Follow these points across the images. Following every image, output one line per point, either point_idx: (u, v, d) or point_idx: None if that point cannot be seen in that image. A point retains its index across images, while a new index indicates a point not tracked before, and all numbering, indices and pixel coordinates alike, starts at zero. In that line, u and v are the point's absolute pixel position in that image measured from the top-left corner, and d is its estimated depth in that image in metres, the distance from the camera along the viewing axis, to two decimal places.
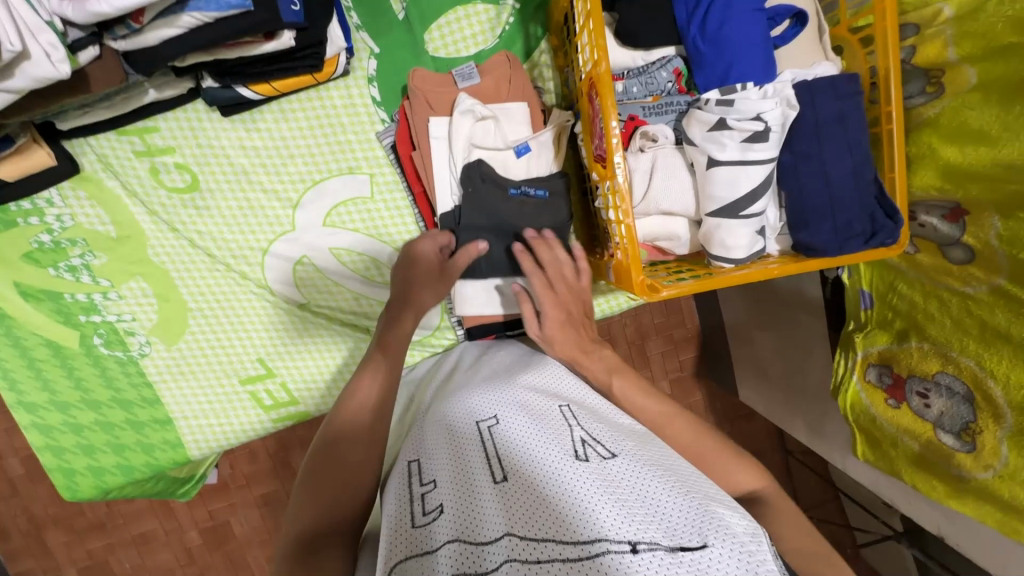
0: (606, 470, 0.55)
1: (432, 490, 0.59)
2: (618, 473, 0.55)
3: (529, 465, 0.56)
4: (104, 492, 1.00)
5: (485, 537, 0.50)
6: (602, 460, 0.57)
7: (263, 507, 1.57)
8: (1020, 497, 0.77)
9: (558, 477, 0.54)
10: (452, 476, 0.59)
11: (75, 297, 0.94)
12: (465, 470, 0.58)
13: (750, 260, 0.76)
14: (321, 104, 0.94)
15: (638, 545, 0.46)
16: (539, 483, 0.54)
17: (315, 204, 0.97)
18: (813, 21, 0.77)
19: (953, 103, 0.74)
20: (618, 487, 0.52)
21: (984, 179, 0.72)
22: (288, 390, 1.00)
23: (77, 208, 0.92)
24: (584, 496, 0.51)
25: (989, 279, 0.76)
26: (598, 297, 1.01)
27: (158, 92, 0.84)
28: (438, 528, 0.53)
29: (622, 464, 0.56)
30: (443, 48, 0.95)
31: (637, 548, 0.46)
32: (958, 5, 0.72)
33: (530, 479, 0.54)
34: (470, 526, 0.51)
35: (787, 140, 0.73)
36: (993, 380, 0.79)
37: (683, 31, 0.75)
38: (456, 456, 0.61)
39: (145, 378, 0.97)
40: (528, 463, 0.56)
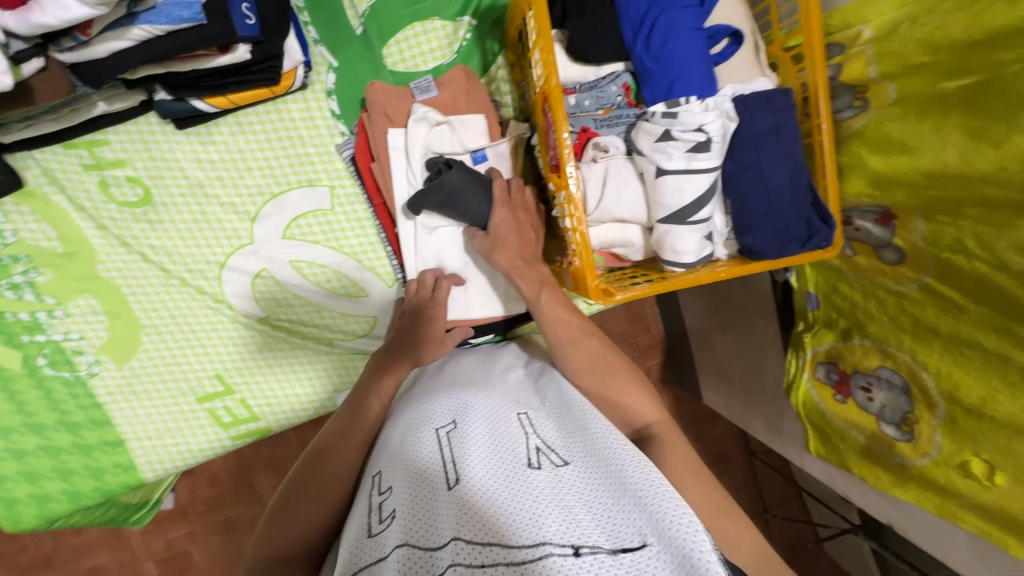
0: (557, 478, 0.56)
1: (390, 501, 0.59)
2: (569, 481, 0.55)
3: (483, 473, 0.57)
4: (50, 521, 0.95)
5: (435, 543, 0.50)
6: (555, 468, 0.58)
7: (224, 533, 1.52)
8: (955, 482, 0.82)
9: (509, 484, 0.54)
10: (409, 486, 0.59)
11: (18, 316, 0.90)
12: (421, 480, 0.59)
13: (700, 265, 0.80)
14: (279, 117, 0.94)
15: (580, 547, 0.46)
16: (490, 489, 0.54)
17: (275, 217, 0.96)
18: (752, 37, 0.81)
19: (876, 116, 0.80)
20: (566, 494, 0.53)
21: (907, 185, 0.78)
22: (249, 407, 0.98)
23: (20, 224, 0.88)
24: (532, 503, 0.51)
25: (918, 278, 0.82)
26: None
27: (108, 105, 0.83)
28: (390, 536, 0.53)
29: (573, 472, 0.57)
30: (401, 63, 0.96)
31: (579, 552, 0.46)
32: (876, 27, 0.77)
33: (483, 485, 0.55)
34: (421, 534, 0.52)
35: (729, 149, 0.77)
36: (927, 372, 0.84)
37: (630, 48, 0.79)
38: (414, 468, 0.61)
39: (94, 400, 0.94)
40: (483, 471, 0.57)
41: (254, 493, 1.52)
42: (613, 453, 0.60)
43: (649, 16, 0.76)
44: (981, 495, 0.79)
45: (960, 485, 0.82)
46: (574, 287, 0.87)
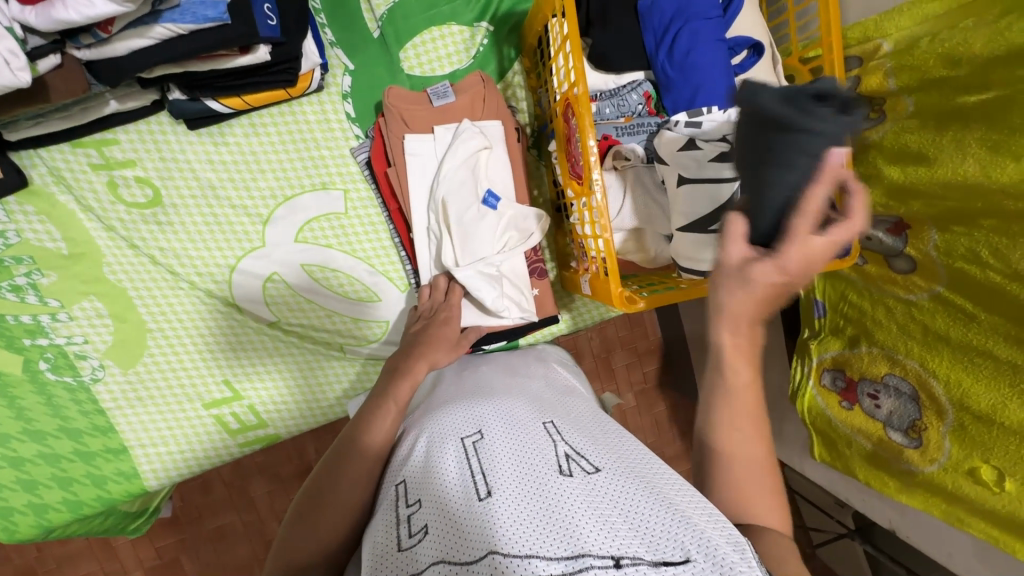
0: (591, 485, 0.55)
1: (416, 510, 0.57)
2: (604, 488, 0.55)
3: (515, 481, 0.56)
4: (47, 531, 0.92)
5: (472, 556, 0.49)
6: (586, 476, 0.57)
7: (217, 542, 1.48)
8: (963, 488, 0.84)
9: (543, 494, 0.54)
10: (436, 495, 0.58)
11: (19, 319, 0.87)
12: (448, 489, 0.57)
13: None
14: (293, 119, 0.92)
15: (622, 560, 0.47)
16: (525, 501, 0.54)
17: (287, 220, 0.94)
18: (770, 51, 0.83)
19: (894, 127, 0.82)
20: (602, 502, 0.53)
21: (923, 196, 0.80)
22: (256, 412, 0.96)
23: (24, 224, 0.86)
24: (570, 513, 0.51)
25: (929, 287, 0.84)
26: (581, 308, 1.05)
27: (120, 103, 0.81)
28: (422, 549, 0.52)
29: (606, 480, 0.56)
30: (418, 67, 0.96)
31: (621, 564, 0.47)
32: (895, 41, 0.80)
33: (516, 497, 0.54)
34: (455, 545, 0.51)
35: None
36: (935, 380, 0.86)
37: (652, 58, 0.80)
38: (439, 477, 0.60)
39: (97, 406, 0.91)
40: (514, 482, 0.56)
41: (248, 500, 1.49)
42: (642, 465, 0.61)
43: (673, 26, 0.77)
44: (989, 501, 0.81)
45: (968, 490, 0.83)
46: (591, 295, 0.87)
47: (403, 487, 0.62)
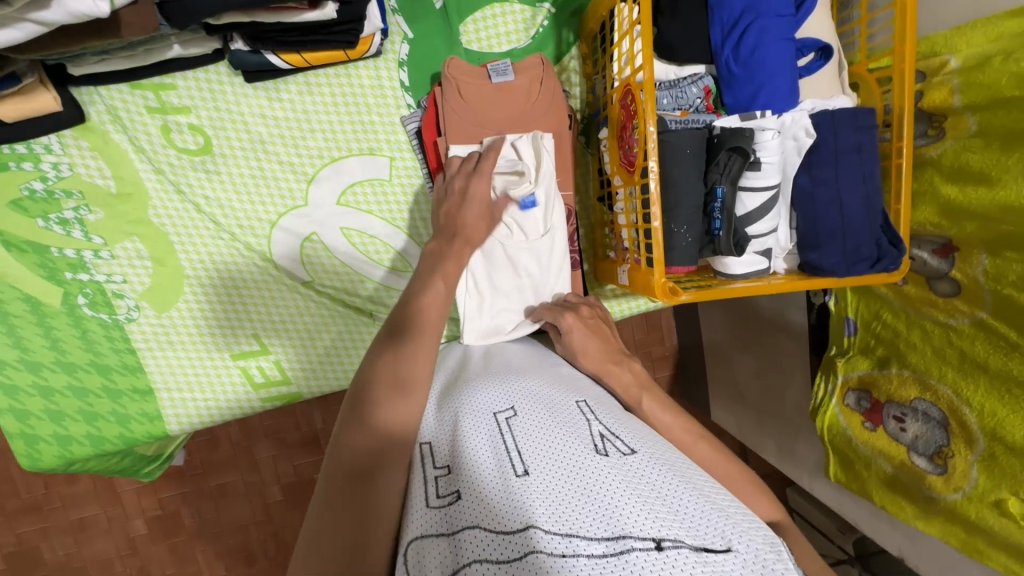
0: (628, 468, 0.55)
1: (448, 476, 0.57)
2: (639, 470, 0.55)
3: (550, 459, 0.56)
4: (67, 463, 0.94)
5: (510, 527, 0.49)
6: (622, 456, 0.57)
7: (218, 497, 1.50)
8: (987, 519, 0.83)
9: (578, 471, 0.54)
10: (471, 464, 0.57)
11: (63, 252, 0.88)
12: (482, 460, 0.57)
13: (756, 277, 0.81)
14: (348, 82, 0.93)
15: (663, 542, 0.47)
16: (561, 478, 0.54)
17: (331, 181, 0.95)
18: (836, 56, 0.82)
19: (954, 145, 0.80)
20: (640, 486, 0.53)
21: (979, 218, 0.78)
22: (281, 369, 0.97)
23: (77, 158, 0.87)
24: (607, 496, 0.51)
25: (972, 312, 0.82)
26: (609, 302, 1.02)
27: (184, 49, 0.82)
28: (458, 514, 0.52)
29: (642, 462, 0.56)
30: (476, 42, 0.95)
31: (662, 546, 0.47)
32: (965, 58, 0.77)
33: (554, 474, 0.54)
34: (493, 516, 0.50)
35: (806, 163, 0.76)
36: (969, 407, 0.85)
37: (717, 52, 0.79)
38: (473, 444, 0.59)
39: (129, 345, 0.92)
40: (550, 460, 0.56)
41: (254, 459, 1.50)
42: (678, 452, 0.61)
43: (743, 21, 0.76)
44: (1013, 534, 0.80)
45: (993, 522, 0.82)
46: (628, 284, 0.86)
47: (433, 451, 0.62)
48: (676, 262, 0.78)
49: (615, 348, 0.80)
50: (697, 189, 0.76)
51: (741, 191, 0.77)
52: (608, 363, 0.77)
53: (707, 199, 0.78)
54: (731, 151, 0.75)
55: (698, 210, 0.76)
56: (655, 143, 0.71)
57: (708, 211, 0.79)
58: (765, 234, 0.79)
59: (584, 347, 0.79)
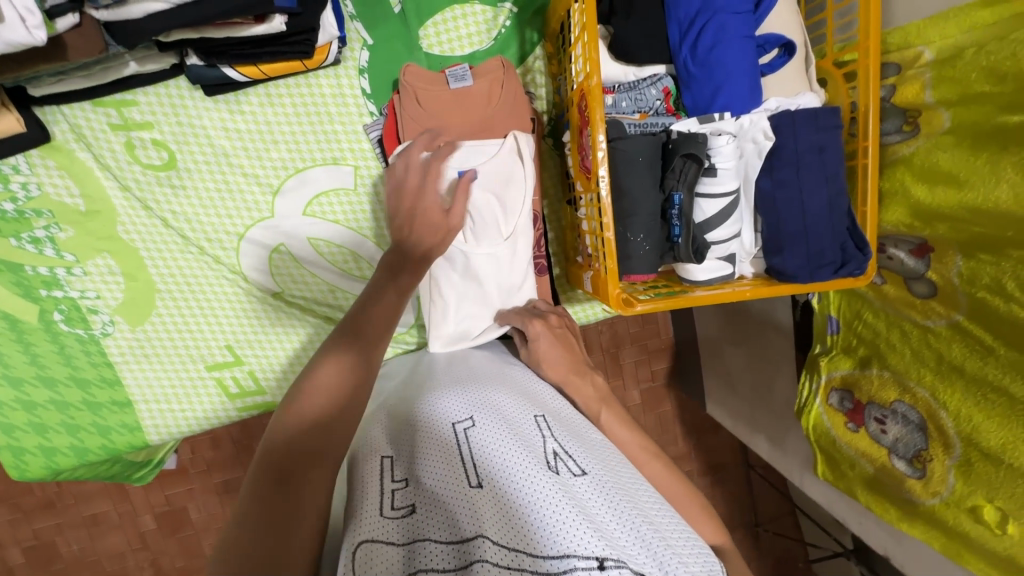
0: (578, 486, 0.55)
1: (404, 488, 0.57)
2: (588, 491, 0.55)
3: (501, 474, 0.55)
4: (56, 473, 0.97)
5: (458, 538, 0.49)
6: (572, 476, 0.57)
7: (221, 494, 1.55)
8: (964, 525, 0.81)
9: (528, 487, 0.54)
10: (428, 476, 0.57)
11: (37, 270, 0.90)
12: (439, 471, 0.56)
13: (721, 283, 0.79)
14: (309, 92, 0.92)
15: (605, 561, 0.46)
16: (510, 495, 0.53)
17: (296, 191, 0.95)
18: (803, 50, 0.78)
19: (926, 144, 0.76)
20: (588, 505, 0.53)
21: (949, 219, 0.75)
22: (256, 378, 0.98)
23: (44, 178, 0.88)
24: (556, 509, 0.51)
25: (949, 314, 0.79)
26: (575, 306, 1.02)
27: (140, 66, 0.82)
28: (410, 527, 0.51)
29: (591, 483, 0.56)
30: (438, 45, 0.94)
31: (604, 565, 0.46)
32: (938, 50, 0.73)
33: (506, 489, 0.54)
34: (444, 527, 0.50)
35: (766, 166, 0.74)
36: (946, 412, 0.82)
37: (675, 52, 0.76)
38: (430, 456, 0.59)
39: (106, 358, 0.94)
40: (504, 473, 0.55)
41: (254, 458, 1.54)
42: (629, 476, 0.61)
43: (699, 19, 0.73)
44: (990, 540, 0.78)
45: (969, 528, 0.80)
46: (593, 292, 0.85)
47: (390, 462, 0.61)
48: (635, 270, 0.76)
49: (578, 359, 0.81)
50: (653, 196, 0.74)
51: (700, 197, 0.75)
52: (569, 373, 0.78)
53: (665, 205, 0.76)
54: (685, 157, 0.72)
55: (656, 217, 0.75)
56: (605, 153, 0.70)
57: (668, 217, 0.76)
58: (727, 239, 0.77)
59: (547, 357, 0.80)
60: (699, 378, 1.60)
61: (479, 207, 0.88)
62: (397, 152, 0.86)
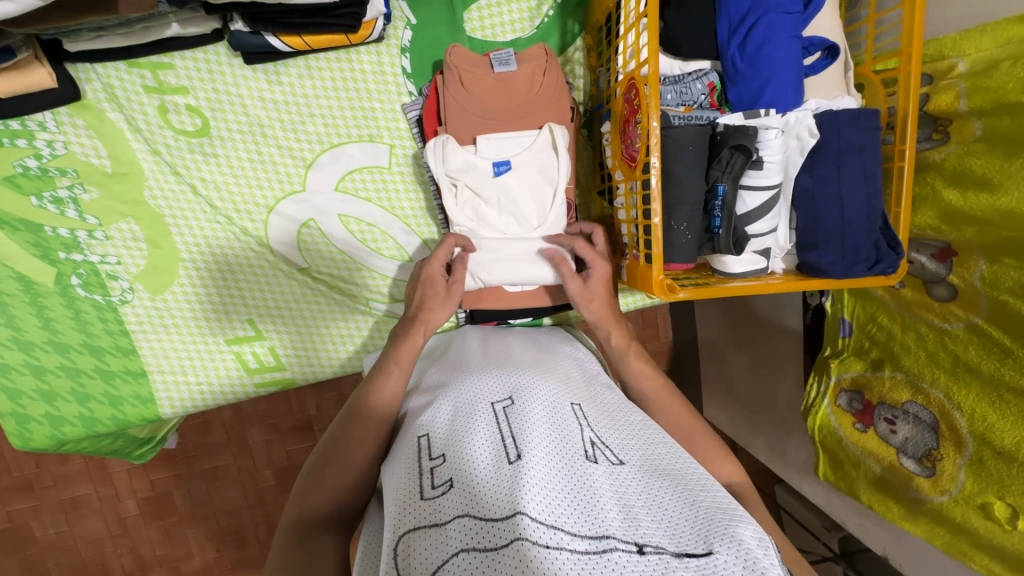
0: (616, 476, 0.54)
1: (442, 465, 0.56)
2: (628, 480, 0.54)
3: (541, 455, 0.55)
4: (59, 444, 0.93)
5: (498, 513, 0.48)
6: (611, 465, 0.56)
7: (209, 481, 1.50)
8: (972, 522, 0.84)
9: (567, 474, 0.53)
10: (466, 455, 0.56)
11: (57, 232, 0.88)
12: (477, 453, 0.56)
13: (754, 276, 0.81)
14: (349, 67, 0.91)
15: (645, 547, 0.45)
16: (551, 476, 0.52)
17: (330, 167, 0.94)
18: (843, 55, 0.81)
19: (958, 150, 0.80)
20: (627, 496, 0.52)
21: (979, 223, 0.78)
22: (276, 354, 0.96)
23: (72, 136, 0.86)
24: (594, 500, 0.50)
25: (967, 317, 0.83)
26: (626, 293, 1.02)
27: (182, 28, 0.80)
28: (449, 500, 0.50)
29: (631, 473, 0.55)
30: (480, 30, 0.94)
31: (643, 551, 0.45)
32: (973, 62, 0.77)
33: (546, 470, 0.53)
34: (483, 503, 0.49)
35: (808, 163, 0.76)
36: (960, 412, 0.85)
37: (723, 48, 0.78)
38: (467, 437, 0.58)
39: (122, 326, 0.92)
40: (544, 454, 0.55)
41: (245, 444, 1.50)
42: (670, 459, 0.59)
43: (750, 17, 0.75)
44: (998, 536, 0.81)
45: (978, 525, 0.83)
46: (627, 280, 0.86)
47: (427, 440, 0.60)
48: (675, 259, 0.78)
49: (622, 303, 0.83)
50: (699, 185, 0.75)
51: (743, 189, 0.77)
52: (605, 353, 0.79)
53: (708, 196, 0.78)
54: (734, 148, 0.74)
55: (698, 207, 0.76)
56: (658, 139, 0.71)
57: (709, 209, 0.78)
58: (765, 233, 0.78)
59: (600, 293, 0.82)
60: (699, 381, 1.62)
61: (517, 200, 0.89)
62: (430, 145, 0.87)
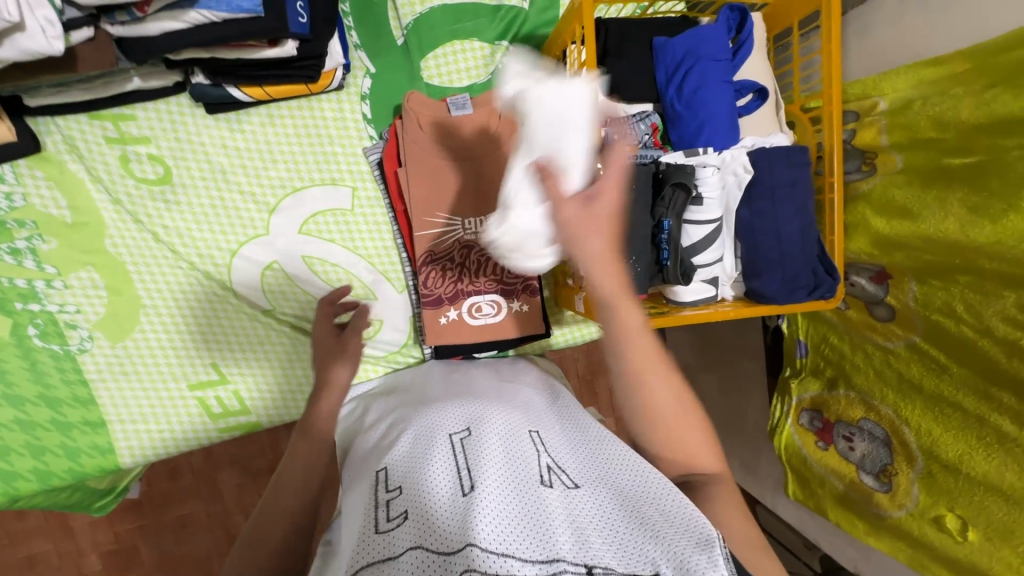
0: (570, 499, 0.55)
1: (399, 499, 0.56)
2: (582, 504, 0.54)
3: (496, 483, 0.55)
4: (12, 501, 0.90)
5: (451, 547, 0.47)
6: (566, 489, 0.57)
7: (176, 531, 1.45)
8: (929, 535, 0.86)
9: (521, 498, 0.53)
10: (423, 487, 0.56)
11: (14, 282, 0.87)
12: (433, 485, 0.56)
13: (705, 304, 0.84)
14: (311, 114, 0.94)
15: (594, 568, 0.46)
16: (506, 501, 0.53)
17: (293, 210, 0.96)
18: (774, 95, 0.87)
19: (883, 180, 0.86)
20: (580, 518, 0.52)
21: (908, 248, 0.84)
22: (241, 398, 0.96)
23: (31, 188, 0.86)
24: (548, 522, 0.50)
25: (906, 336, 0.87)
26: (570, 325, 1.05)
27: (143, 82, 0.83)
28: (401, 534, 0.50)
29: (584, 496, 0.56)
30: (437, 76, 0.99)
31: (593, 573, 0.45)
32: (890, 100, 0.84)
33: (499, 495, 0.53)
34: (436, 535, 0.49)
35: (747, 196, 0.80)
36: (908, 427, 0.89)
37: (662, 92, 0.84)
38: (425, 469, 0.59)
39: (81, 376, 0.91)
40: (498, 481, 0.55)
41: (215, 490, 1.46)
42: (624, 479, 0.60)
43: (685, 64, 0.81)
44: (951, 549, 0.83)
45: (934, 538, 0.85)
46: (585, 311, 0.88)
47: (385, 474, 0.61)
48: None
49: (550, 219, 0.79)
50: (646, 220, 0.79)
51: (687, 224, 0.81)
52: None
53: (655, 231, 0.81)
54: (675, 186, 0.79)
55: (647, 242, 0.80)
56: None
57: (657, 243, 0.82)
58: (712, 263, 0.83)
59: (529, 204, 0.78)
60: None
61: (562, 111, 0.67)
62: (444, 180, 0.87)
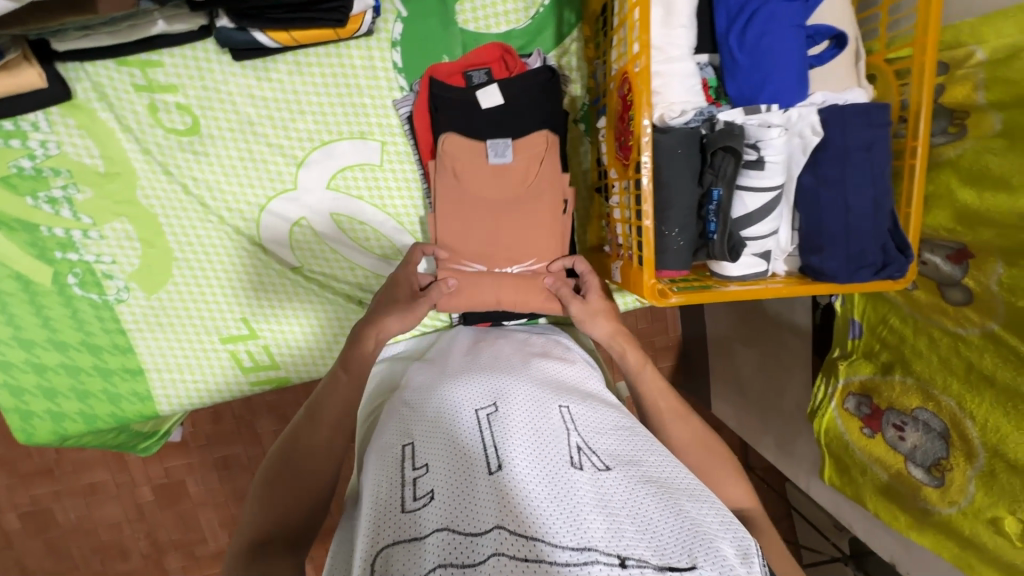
0: (601, 482, 0.52)
1: (425, 475, 0.54)
2: (613, 487, 0.52)
3: (525, 464, 0.52)
4: (62, 439, 0.95)
5: (478, 528, 0.46)
6: (596, 471, 0.54)
7: (220, 469, 1.53)
8: (983, 536, 0.80)
9: (551, 481, 0.51)
10: (449, 463, 0.54)
11: (53, 231, 0.88)
12: (459, 460, 0.54)
13: (753, 280, 0.77)
14: (339, 62, 0.89)
15: (627, 560, 0.43)
16: (534, 485, 0.50)
17: (321, 164, 0.93)
18: (854, 43, 0.76)
19: (975, 146, 0.76)
20: (612, 501, 0.50)
21: (997, 225, 0.74)
22: (270, 353, 0.96)
23: (64, 137, 0.86)
24: (578, 507, 0.48)
25: (983, 323, 0.79)
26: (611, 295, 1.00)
27: (168, 25, 0.79)
28: (428, 512, 0.49)
29: (616, 479, 0.53)
30: (473, 21, 0.91)
31: (626, 564, 0.43)
32: (992, 50, 0.72)
33: (527, 478, 0.51)
34: (463, 515, 0.47)
35: (812, 161, 0.72)
36: (971, 421, 0.81)
37: (722, 39, 0.74)
38: (451, 446, 0.56)
39: (119, 325, 0.93)
40: (527, 462, 0.53)
41: (254, 434, 1.52)
42: (657, 466, 0.57)
43: (749, 6, 0.71)
44: (1007, 552, 0.77)
45: (988, 539, 0.79)
46: (621, 283, 0.83)
47: (411, 447, 0.58)
48: (669, 266, 0.75)
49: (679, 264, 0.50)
50: (691, 190, 0.73)
51: (742, 190, 0.74)
52: (608, 345, 0.80)
53: (702, 200, 0.75)
54: (723, 151, 0.71)
55: (691, 212, 0.74)
56: (650, 138, 0.68)
57: (704, 213, 0.76)
58: (766, 236, 0.75)
59: None
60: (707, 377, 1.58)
61: None
62: None
